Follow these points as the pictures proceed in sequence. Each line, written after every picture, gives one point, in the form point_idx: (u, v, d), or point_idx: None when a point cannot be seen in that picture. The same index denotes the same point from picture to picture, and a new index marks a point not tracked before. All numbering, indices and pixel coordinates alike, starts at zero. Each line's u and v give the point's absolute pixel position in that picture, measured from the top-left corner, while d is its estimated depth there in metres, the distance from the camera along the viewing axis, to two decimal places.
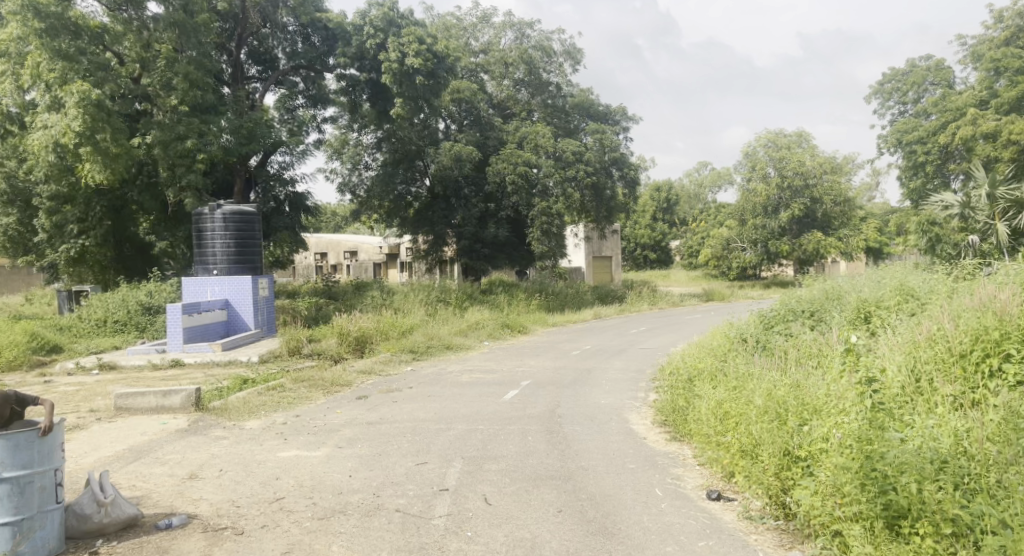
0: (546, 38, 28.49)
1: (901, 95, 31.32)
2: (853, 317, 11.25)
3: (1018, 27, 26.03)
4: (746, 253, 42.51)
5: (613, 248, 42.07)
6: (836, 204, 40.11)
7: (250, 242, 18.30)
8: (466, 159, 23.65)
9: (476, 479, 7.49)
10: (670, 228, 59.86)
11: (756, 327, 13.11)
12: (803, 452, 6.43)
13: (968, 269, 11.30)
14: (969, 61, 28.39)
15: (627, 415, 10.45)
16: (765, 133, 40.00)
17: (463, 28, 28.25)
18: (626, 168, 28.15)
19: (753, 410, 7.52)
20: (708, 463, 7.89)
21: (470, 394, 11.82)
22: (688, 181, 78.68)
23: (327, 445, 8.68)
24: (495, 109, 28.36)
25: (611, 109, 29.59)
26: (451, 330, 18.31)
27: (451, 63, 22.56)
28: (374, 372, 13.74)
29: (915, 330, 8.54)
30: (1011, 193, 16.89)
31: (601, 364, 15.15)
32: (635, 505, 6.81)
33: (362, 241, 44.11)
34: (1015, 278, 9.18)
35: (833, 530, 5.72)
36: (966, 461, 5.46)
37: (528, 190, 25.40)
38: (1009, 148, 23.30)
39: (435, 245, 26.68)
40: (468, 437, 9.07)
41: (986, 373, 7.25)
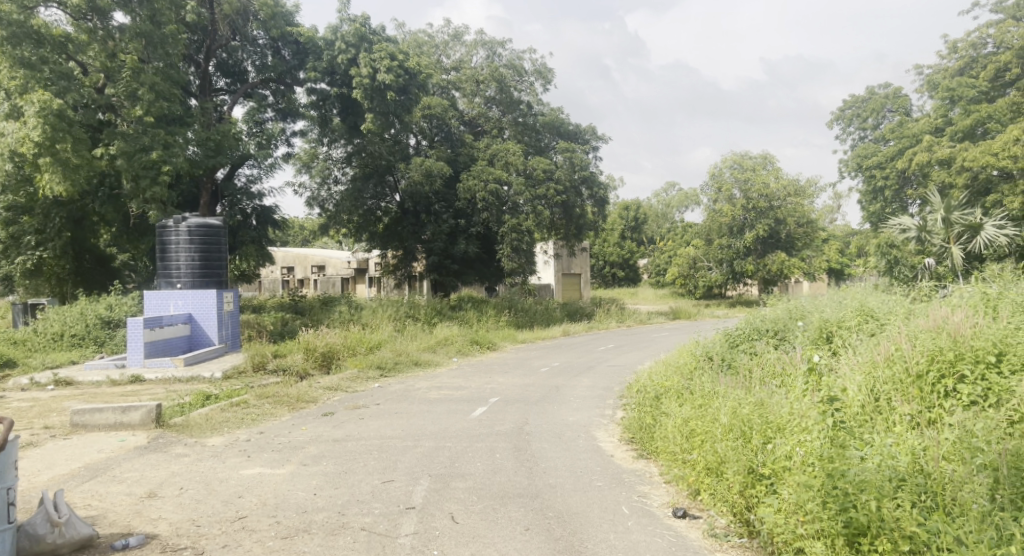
0: (518, 57, 28.80)
1: (861, 121, 32.07)
2: (815, 337, 11.43)
3: (971, 58, 26.90)
4: (712, 272, 43.15)
5: (582, 265, 42.70)
6: (799, 225, 40.85)
7: (216, 257, 18.04)
8: (437, 175, 23.63)
9: (442, 497, 7.45)
10: (638, 246, 60.46)
11: (722, 344, 13.29)
12: (767, 470, 6.52)
13: (925, 290, 11.62)
14: (926, 90, 29.25)
15: (595, 432, 10.48)
16: (731, 155, 41.14)
17: (435, 45, 28.36)
18: (595, 187, 28.46)
19: (719, 428, 7.61)
20: (674, 480, 7.96)
21: (437, 411, 11.76)
22: (656, 201, 79.55)
23: (292, 463, 8.56)
24: (466, 126, 28.36)
25: (581, 128, 30.08)
26: (419, 346, 18.23)
27: (422, 79, 22.68)
28: (340, 388, 13.61)
29: (873, 350, 8.73)
30: (965, 219, 17.47)
31: (569, 381, 15.20)
32: (603, 523, 6.82)
33: (330, 255, 43.86)
34: (969, 301, 9.45)
35: (795, 547, 5.79)
36: (923, 479, 5.56)
37: (499, 207, 25.52)
38: (963, 174, 23.99)
39: (404, 260, 26.70)
40: (436, 454, 9.02)
41: (941, 392, 7.44)
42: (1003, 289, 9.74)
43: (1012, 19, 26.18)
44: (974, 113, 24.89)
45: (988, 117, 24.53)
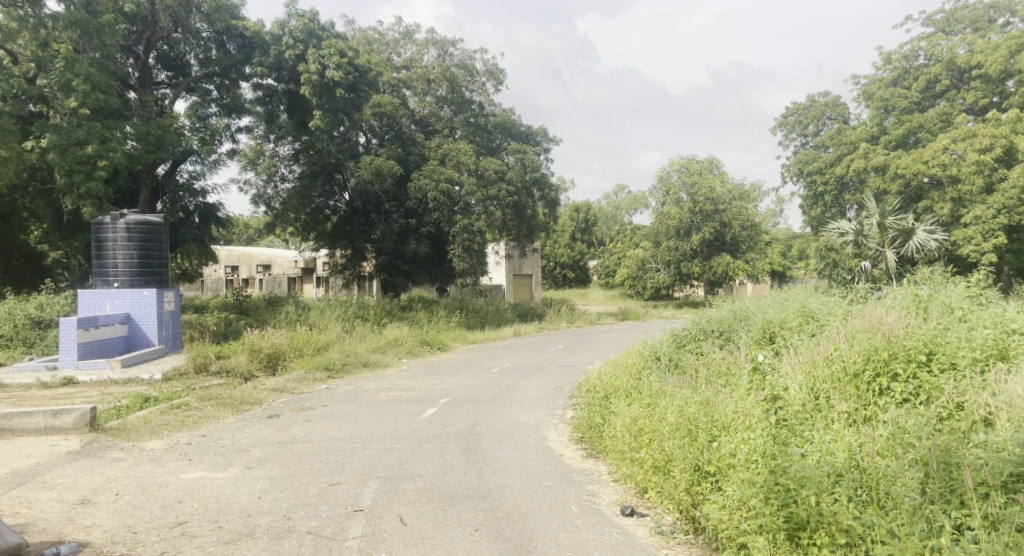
0: (468, 57, 28.74)
1: (803, 128, 32.86)
2: (759, 337, 11.71)
3: (905, 69, 27.94)
4: (659, 273, 43.71)
5: (533, 266, 42.84)
6: (744, 229, 41.73)
7: (156, 255, 17.55)
8: (387, 174, 23.38)
9: (391, 498, 7.37)
10: (588, 247, 61.01)
11: (669, 345, 13.52)
12: (712, 467, 6.65)
13: (862, 292, 12.03)
14: (862, 100, 30.15)
15: (545, 432, 10.52)
16: (678, 159, 41.58)
17: (385, 43, 28.02)
18: (546, 189, 28.67)
19: (666, 427, 7.72)
20: (623, 479, 8.05)
21: (386, 413, 11.65)
22: (607, 204, 80.47)
23: (236, 466, 8.37)
24: (417, 125, 28.16)
25: (533, 130, 30.26)
26: (368, 347, 18.04)
27: (373, 77, 22.48)
28: (286, 390, 13.36)
29: (814, 350, 8.96)
30: (899, 224, 18.21)
31: (520, 381, 15.23)
32: (551, 522, 6.85)
33: (276, 254, 43.04)
34: (902, 302, 9.78)
35: (738, 543, 5.91)
36: (859, 474, 5.73)
37: (450, 207, 25.46)
38: (896, 181, 24.89)
39: (353, 260, 26.42)
40: (385, 456, 8.92)
41: (877, 390, 7.68)
42: (933, 291, 10.13)
43: (942, 32, 27.27)
44: (906, 122, 25.87)
45: (919, 126, 25.57)
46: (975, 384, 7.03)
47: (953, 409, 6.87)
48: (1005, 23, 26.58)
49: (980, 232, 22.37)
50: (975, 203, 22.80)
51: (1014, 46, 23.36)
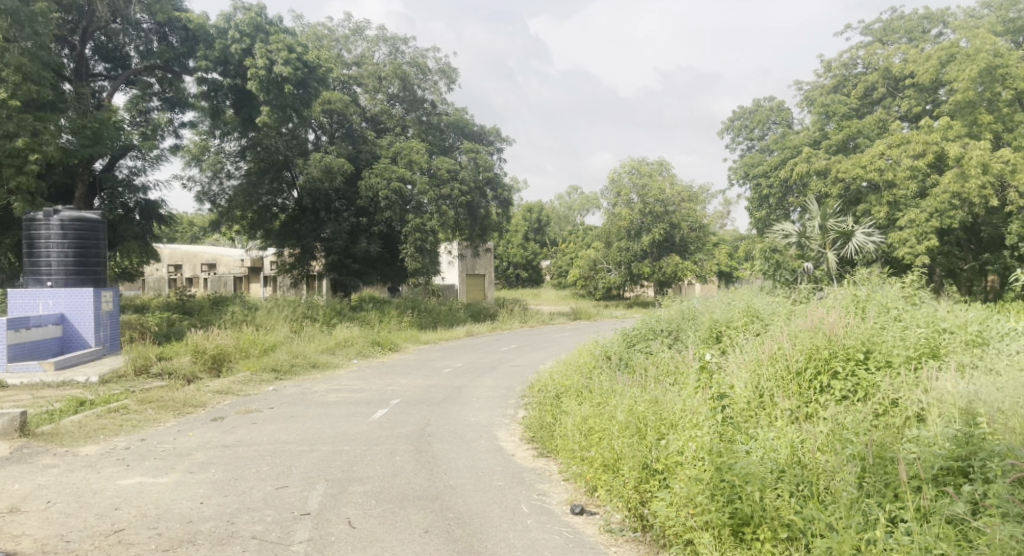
0: (421, 55, 28.55)
1: (748, 132, 33.41)
2: (705, 336, 11.90)
3: (844, 76, 28.71)
4: (611, 274, 43.93)
5: (485, 266, 42.81)
6: (693, 230, 42.45)
7: (93, 252, 17.10)
8: (337, 171, 23.06)
9: (340, 501, 7.28)
10: (541, 248, 61.34)
11: (619, 344, 13.67)
12: (660, 465, 6.75)
13: (804, 293, 12.34)
14: (805, 105, 30.85)
15: (497, 432, 10.52)
16: (628, 161, 41.99)
17: (335, 39, 27.63)
18: (499, 189, 28.78)
19: (615, 426, 7.81)
20: (573, 478, 8.09)
21: (335, 414, 11.48)
22: (559, 205, 81.08)
23: (176, 471, 8.16)
24: (369, 123, 27.80)
25: (485, 130, 30.28)
26: (317, 348, 17.77)
27: (323, 73, 22.16)
28: (231, 392, 13.07)
29: (759, 348, 9.13)
30: (839, 226, 18.87)
31: (472, 382, 15.17)
32: (502, 522, 6.85)
33: (222, 253, 42.10)
34: (843, 302, 10.08)
35: (685, 539, 6.00)
36: (800, 470, 5.86)
37: (402, 206, 25.28)
38: (837, 185, 25.53)
39: (302, 259, 26.01)
40: (333, 459, 8.79)
41: (818, 388, 7.90)
42: (870, 291, 10.48)
43: (879, 42, 28.16)
44: (846, 128, 26.76)
45: (858, 131, 26.40)
46: (908, 382, 7.30)
47: (889, 406, 7.09)
48: (937, 34, 27.49)
49: (914, 235, 23.12)
50: (910, 206, 23.55)
51: (943, 56, 24.04)
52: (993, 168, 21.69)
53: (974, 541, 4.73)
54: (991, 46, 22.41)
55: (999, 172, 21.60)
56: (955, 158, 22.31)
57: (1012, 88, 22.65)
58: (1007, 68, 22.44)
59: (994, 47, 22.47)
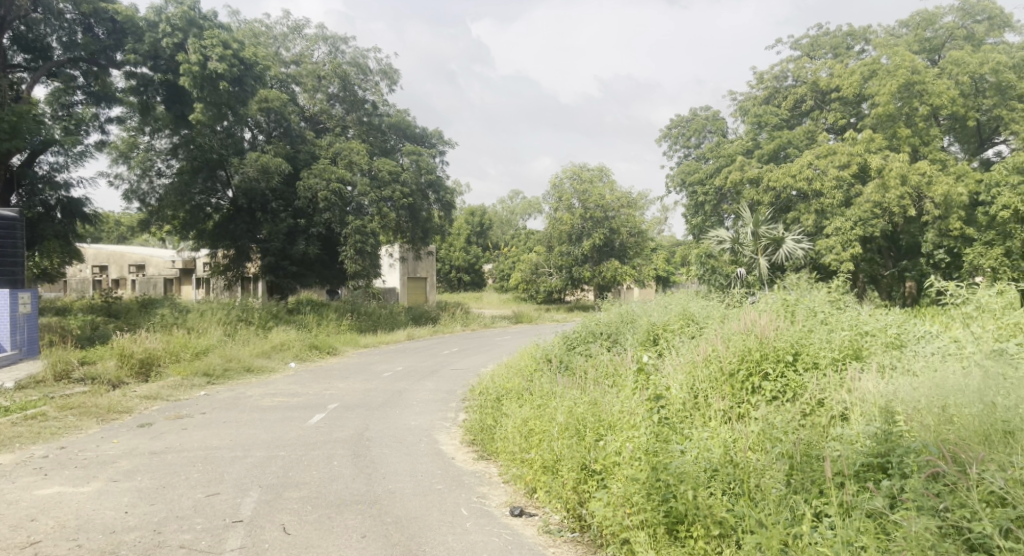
0: (361, 55, 28.17)
1: (685, 140, 33.86)
2: (643, 338, 12.06)
3: (775, 88, 29.54)
4: (552, 277, 43.94)
5: (427, 269, 42.48)
6: (632, 235, 43.08)
7: (9, 249, 16.38)
8: (274, 171, 22.60)
9: (274, 508, 7.11)
10: (483, 252, 61.31)
11: (560, 347, 13.79)
12: (598, 466, 6.83)
13: (737, 297, 12.70)
14: (739, 115, 31.58)
15: (437, 435, 10.45)
16: (570, 166, 42.39)
17: (273, 36, 27.06)
18: (442, 192, 28.72)
19: (555, 427, 7.87)
20: (512, 480, 8.10)
21: (271, 420, 11.22)
22: (501, 209, 81.25)
23: (99, 480, 7.84)
24: (307, 122, 27.28)
25: (427, 132, 30.17)
26: (252, 352, 17.35)
27: (260, 71, 21.73)
28: (159, 397, 12.65)
29: (694, 350, 9.32)
30: (771, 232, 19.49)
31: (412, 386, 15.03)
32: (441, 525, 6.80)
33: (151, 254, 40.93)
34: (773, 305, 10.38)
35: (622, 538, 6.07)
36: (732, 468, 5.99)
37: (342, 208, 24.98)
38: (769, 193, 26.20)
39: (237, 260, 25.35)
40: (267, 464, 8.59)
41: (749, 389, 8.11)
42: (799, 296, 10.82)
43: (807, 56, 29.08)
44: (777, 138, 27.70)
45: (788, 142, 27.42)
46: (833, 382, 7.57)
47: (815, 405, 7.32)
48: (860, 50, 28.64)
49: (840, 242, 23.87)
50: (836, 215, 24.37)
51: (866, 72, 25.22)
52: (910, 180, 22.76)
53: (891, 533, 4.90)
54: (910, 63, 23.63)
55: (916, 183, 22.70)
56: (877, 170, 23.29)
57: (928, 104, 23.68)
58: (924, 84, 23.59)
59: (913, 64, 23.71)
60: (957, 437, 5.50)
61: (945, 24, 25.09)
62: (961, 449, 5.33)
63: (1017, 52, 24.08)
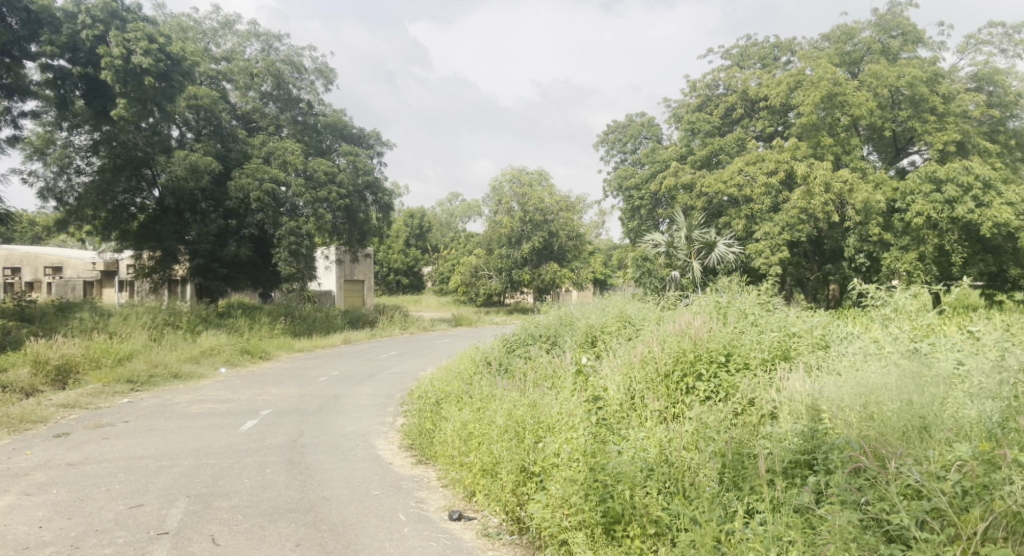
0: (296, 54, 27.61)
1: (621, 145, 34.28)
2: (582, 340, 12.10)
3: (707, 96, 30.20)
4: (492, 280, 43.81)
5: (364, 271, 41.93)
6: (570, 239, 43.46)
7: None
8: (204, 170, 21.92)
9: (202, 518, 6.83)
10: (422, 254, 60.88)
11: (499, 349, 13.74)
12: (537, 468, 6.80)
13: (671, 298, 12.93)
14: (673, 121, 32.17)
15: (374, 440, 10.26)
16: (509, 169, 42.50)
17: (202, 32, 26.24)
18: (379, 193, 28.41)
19: (494, 429, 7.80)
20: (451, 484, 8.00)
21: (199, 427, 10.83)
22: (440, 211, 80.89)
23: (12, 493, 7.41)
24: (239, 120, 26.54)
25: (365, 133, 29.83)
26: (179, 357, 16.75)
27: (188, 67, 21.07)
28: (78, 405, 12.07)
29: (630, 352, 9.39)
30: (703, 237, 20.02)
31: (348, 390, 14.76)
32: (377, 532, 6.65)
33: (71, 256, 39.25)
34: (707, 307, 10.55)
35: (560, 540, 6.05)
36: (667, 467, 6.04)
37: (276, 208, 24.45)
38: (701, 199, 26.81)
39: (164, 263, 24.50)
40: (196, 473, 8.27)
41: (684, 389, 8.21)
42: (730, 298, 11.05)
43: (736, 66, 29.83)
44: (709, 145, 28.36)
45: (719, 149, 28.12)
46: (763, 382, 7.73)
47: (746, 405, 7.46)
48: (786, 61, 29.57)
49: (768, 247, 24.55)
50: (764, 220, 25.07)
51: (791, 82, 26.02)
52: (833, 187, 23.59)
53: (817, 527, 5.01)
54: (831, 75, 24.56)
55: (838, 190, 23.53)
56: (802, 177, 24.06)
57: (849, 114, 24.54)
58: (844, 95, 24.43)
59: (834, 76, 24.65)
60: (878, 432, 5.66)
61: (863, 37, 26.06)
62: (881, 445, 5.50)
63: (930, 66, 25.14)
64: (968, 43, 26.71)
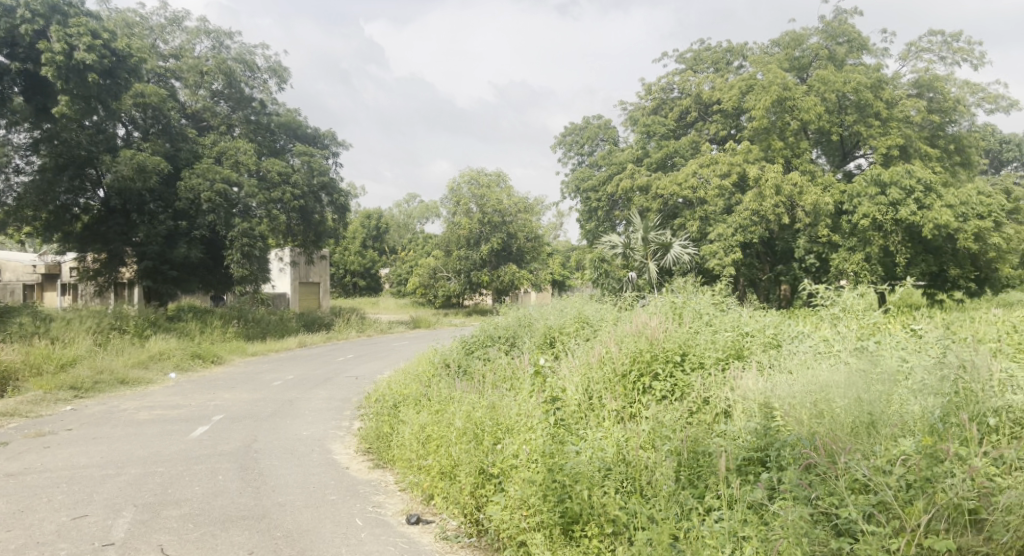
0: (248, 52, 27.11)
1: (579, 147, 34.44)
2: (540, 341, 12.08)
3: (662, 99, 30.52)
4: (451, 282, 43.61)
5: (320, 274, 41.36)
6: (528, 240, 43.53)
7: None
8: (152, 170, 21.32)
9: (151, 528, 6.61)
10: (379, 255, 60.31)
11: (458, 352, 13.63)
12: (496, 469, 6.75)
13: (629, 299, 12.99)
14: (628, 124, 32.45)
15: (330, 444, 10.08)
16: (467, 171, 42.38)
17: (149, 28, 25.53)
18: (335, 194, 28.09)
19: (453, 432, 7.73)
20: (409, 487, 7.89)
21: (148, 434, 10.51)
22: (397, 212, 80.37)
23: None
24: (188, 119, 25.93)
25: (320, 133, 29.50)
26: (126, 362, 16.26)
27: (135, 64, 20.50)
28: (17, 414, 11.60)
29: (588, 353, 9.38)
30: (659, 238, 20.25)
31: (304, 394, 14.49)
32: (334, 537, 6.51)
33: (11, 259, 37.89)
34: (664, 307, 10.62)
35: (519, 542, 6.00)
36: (624, 467, 6.04)
37: (228, 209, 23.98)
38: (657, 200, 27.10)
39: (110, 265, 23.79)
40: (144, 482, 8.01)
41: (641, 389, 8.24)
42: (686, 298, 11.15)
43: (690, 70, 30.21)
44: (664, 147, 28.68)
45: (674, 151, 28.46)
46: (717, 381, 7.79)
47: (701, 403, 7.50)
48: (738, 66, 30.09)
49: (722, 248, 24.92)
50: (718, 222, 25.45)
51: (743, 87, 26.46)
52: (783, 190, 24.03)
53: (770, 522, 5.06)
54: (781, 80, 25.02)
55: (789, 193, 24.01)
56: (754, 179, 24.44)
57: (798, 119, 25.05)
58: (793, 100, 24.94)
59: (784, 81, 25.12)
60: (827, 428, 5.74)
61: (811, 44, 26.64)
62: (831, 441, 5.57)
63: (874, 73, 25.82)
64: (909, 50, 27.51)
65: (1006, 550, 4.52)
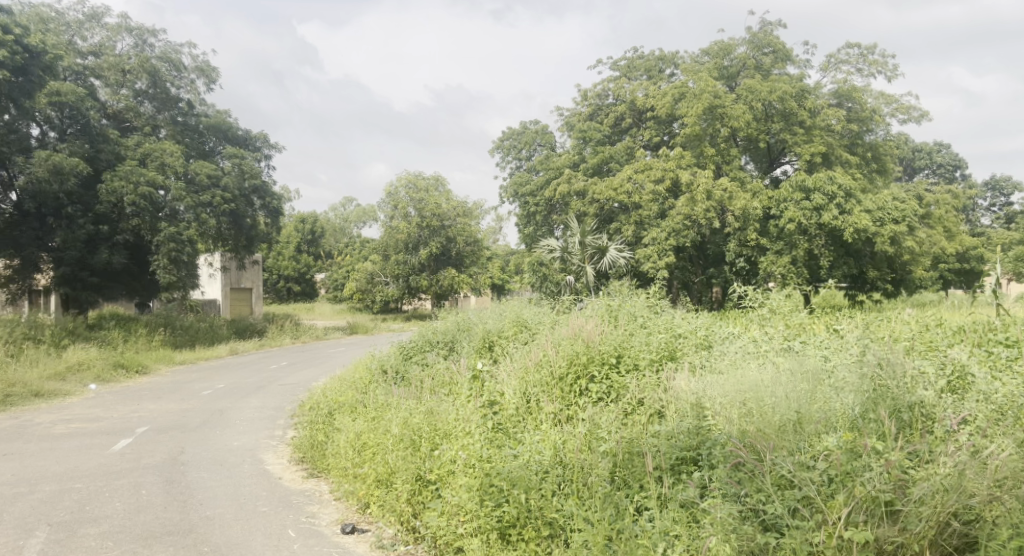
0: (173, 50, 26.29)
1: (517, 152, 34.56)
2: (479, 346, 12.05)
3: (598, 105, 30.87)
4: (389, 286, 43.12)
5: (252, 279, 40.34)
6: (467, 244, 43.40)
7: None
8: (70, 172, 20.40)
9: (66, 548, 6.29)
10: (315, 260, 59.25)
11: (395, 357, 13.45)
12: (433, 476, 6.69)
13: (566, 303, 13.06)
14: (564, 129, 32.73)
15: (262, 455, 9.81)
16: (405, 175, 42.01)
17: (66, 24, 24.44)
18: (267, 198, 27.48)
19: (389, 439, 7.62)
20: (344, 496, 7.71)
21: (65, 448, 10.02)
22: (332, 216, 79.10)
23: None
24: (110, 119, 24.98)
25: (250, 135, 28.83)
26: (42, 374, 15.49)
27: (49, 61, 19.64)
28: None
29: (526, 356, 9.38)
30: (596, 242, 20.51)
31: (235, 403, 14.08)
32: (265, 550, 6.32)
33: None
34: (599, 310, 10.72)
35: (455, 548, 5.94)
36: (561, 470, 6.06)
37: (153, 213, 23.22)
38: (593, 205, 27.41)
39: (25, 272, 22.67)
40: (60, 499, 7.63)
41: (577, 391, 8.29)
42: (622, 301, 11.24)
43: (624, 77, 30.64)
44: (600, 153, 28.98)
45: (610, 157, 28.83)
46: (651, 382, 7.90)
47: (635, 405, 7.58)
48: (670, 74, 30.68)
49: (656, 251, 25.38)
50: (652, 226, 25.91)
51: (675, 94, 27.02)
52: (714, 195, 24.59)
53: (701, 520, 5.15)
54: (712, 88, 25.55)
55: (719, 198, 24.61)
56: (687, 184, 24.96)
57: (728, 126, 25.71)
58: (724, 108, 25.56)
59: (714, 89, 25.65)
60: (757, 427, 5.88)
61: (739, 54, 27.43)
62: (759, 440, 5.70)
63: (797, 82, 26.74)
64: (829, 61, 28.56)
65: (918, 540, 4.71)
